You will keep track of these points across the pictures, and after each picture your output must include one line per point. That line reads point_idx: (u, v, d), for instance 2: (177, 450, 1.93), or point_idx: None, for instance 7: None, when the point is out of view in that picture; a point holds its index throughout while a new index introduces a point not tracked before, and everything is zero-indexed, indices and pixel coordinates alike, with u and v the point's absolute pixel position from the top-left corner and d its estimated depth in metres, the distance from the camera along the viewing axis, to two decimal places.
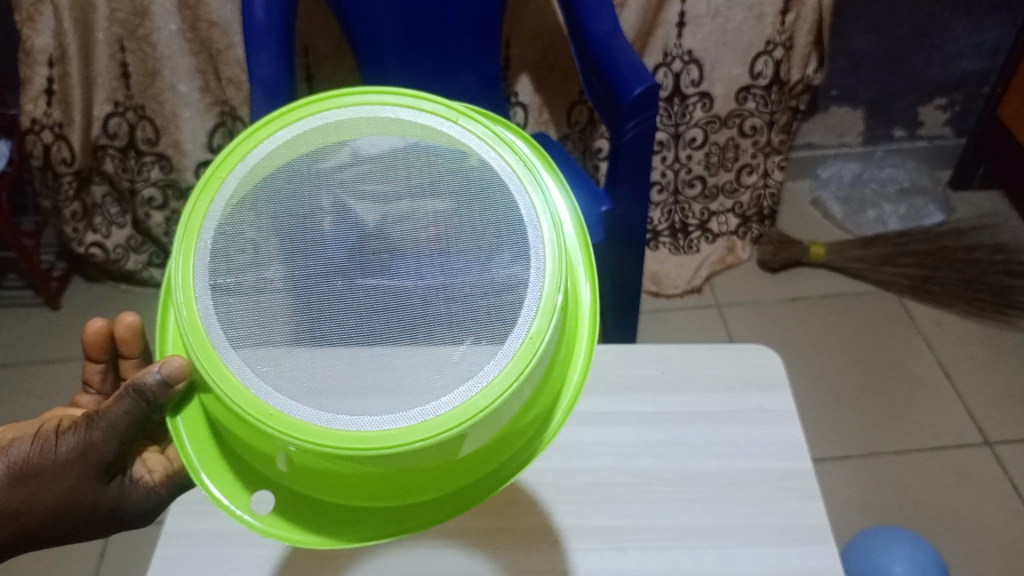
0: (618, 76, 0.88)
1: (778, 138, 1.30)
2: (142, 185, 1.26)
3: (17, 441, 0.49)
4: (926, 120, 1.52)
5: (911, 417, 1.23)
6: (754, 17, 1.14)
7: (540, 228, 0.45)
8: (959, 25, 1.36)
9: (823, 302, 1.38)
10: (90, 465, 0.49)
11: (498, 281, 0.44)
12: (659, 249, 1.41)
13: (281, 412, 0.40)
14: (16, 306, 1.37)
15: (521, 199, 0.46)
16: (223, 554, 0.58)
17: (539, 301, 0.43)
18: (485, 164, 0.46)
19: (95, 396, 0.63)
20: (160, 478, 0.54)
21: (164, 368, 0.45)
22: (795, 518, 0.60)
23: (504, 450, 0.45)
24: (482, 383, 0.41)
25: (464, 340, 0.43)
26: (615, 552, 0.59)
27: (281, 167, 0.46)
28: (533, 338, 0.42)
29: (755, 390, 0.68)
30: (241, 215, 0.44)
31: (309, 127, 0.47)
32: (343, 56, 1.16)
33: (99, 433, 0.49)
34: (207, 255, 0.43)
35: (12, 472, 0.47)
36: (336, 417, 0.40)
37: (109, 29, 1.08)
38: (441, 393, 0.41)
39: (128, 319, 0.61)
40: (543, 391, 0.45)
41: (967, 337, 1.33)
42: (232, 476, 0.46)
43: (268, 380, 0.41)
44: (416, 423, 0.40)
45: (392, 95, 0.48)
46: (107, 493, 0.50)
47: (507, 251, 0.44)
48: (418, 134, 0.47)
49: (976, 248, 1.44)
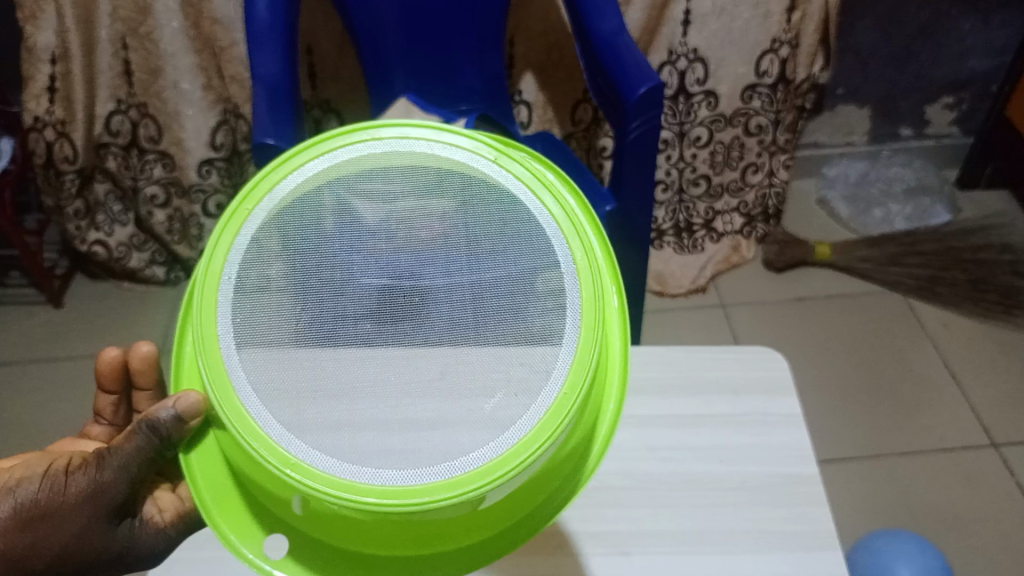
0: (623, 74, 0.87)
1: (783, 137, 1.29)
2: (144, 184, 1.25)
3: (24, 480, 0.48)
4: (933, 119, 1.51)
5: (917, 420, 1.22)
6: (760, 15, 1.13)
7: (577, 280, 0.45)
8: (967, 23, 1.35)
9: (827, 303, 1.37)
10: (100, 507, 0.49)
11: (534, 331, 0.44)
12: (664, 249, 1.40)
13: (304, 462, 0.40)
14: (17, 303, 1.36)
15: (560, 245, 0.46)
16: (224, 553, 0.58)
17: (574, 353, 0.43)
18: (522, 207, 0.47)
19: (106, 427, 0.64)
20: (170, 519, 0.54)
21: (178, 404, 0.45)
22: (800, 523, 0.60)
23: (532, 497, 0.46)
24: (514, 438, 0.41)
25: (497, 392, 0.42)
26: (616, 557, 0.59)
27: (307, 199, 0.46)
28: (568, 391, 0.42)
29: (759, 393, 0.67)
30: (266, 248, 0.45)
31: (339, 159, 0.47)
32: (346, 54, 1.15)
33: (110, 472, 0.49)
34: (230, 292, 0.44)
35: (18, 515, 0.47)
36: (358, 469, 0.40)
37: (111, 27, 1.07)
38: (470, 448, 0.40)
39: (144, 349, 0.60)
40: (571, 442, 0.46)
41: (974, 338, 1.32)
42: (247, 520, 0.46)
43: (290, 429, 0.41)
44: (443, 478, 0.40)
45: (429, 130, 0.49)
46: (116, 535, 0.50)
47: (544, 298, 0.45)
48: (454, 169, 0.48)
49: (983, 248, 1.43)
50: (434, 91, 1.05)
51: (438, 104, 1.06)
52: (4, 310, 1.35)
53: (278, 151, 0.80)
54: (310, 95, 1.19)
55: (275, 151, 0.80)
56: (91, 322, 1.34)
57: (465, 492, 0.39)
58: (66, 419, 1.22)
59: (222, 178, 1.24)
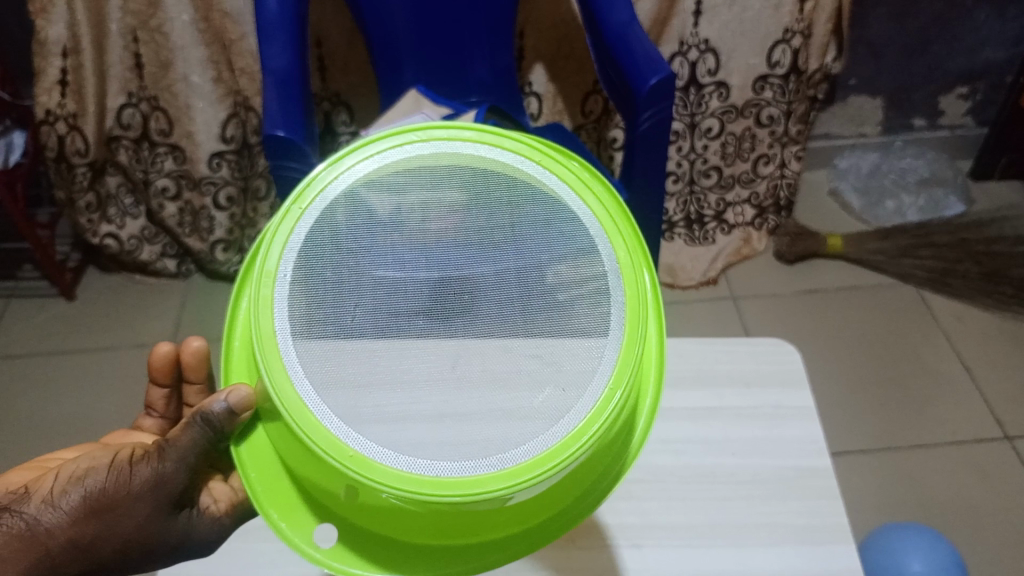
0: (634, 66, 0.87)
1: (795, 128, 1.28)
2: (155, 176, 1.25)
3: (91, 471, 0.48)
4: (947, 110, 1.50)
5: (930, 412, 1.21)
6: (772, 6, 1.12)
7: (620, 278, 0.45)
8: (982, 13, 1.34)
9: (839, 295, 1.37)
10: (161, 499, 0.48)
11: (578, 329, 0.44)
12: (675, 240, 1.39)
13: (363, 455, 0.40)
14: (30, 295, 1.37)
15: (603, 245, 0.46)
16: (241, 544, 0.59)
17: (619, 351, 0.43)
18: (565, 207, 0.48)
19: (157, 420, 0.64)
20: (226, 508, 0.53)
21: (230, 397, 0.46)
22: (816, 517, 0.59)
23: (569, 492, 0.47)
24: (563, 433, 0.41)
25: (543, 388, 0.42)
26: (629, 550, 0.59)
27: (358, 198, 0.47)
28: (613, 389, 0.42)
29: (773, 386, 0.67)
30: (319, 246, 0.45)
31: (388, 160, 0.48)
32: (355, 45, 1.15)
33: (171, 463, 0.49)
34: (285, 288, 0.44)
35: (86, 504, 0.46)
36: (413, 462, 0.40)
37: (122, 20, 1.08)
38: (521, 442, 0.41)
39: (195, 344, 0.61)
40: (609, 440, 0.47)
41: (988, 331, 1.31)
42: (297, 509, 0.47)
43: (349, 423, 0.41)
44: (496, 470, 0.40)
45: (475, 131, 0.49)
46: (174, 526, 0.49)
47: (585, 295, 0.45)
48: (499, 169, 0.48)
49: (998, 240, 1.41)
50: (445, 84, 1.05)
51: (447, 96, 1.06)
52: (18, 303, 1.36)
53: (290, 143, 0.79)
54: (320, 88, 1.19)
55: (287, 144, 0.79)
56: (105, 315, 1.35)
57: (519, 483, 0.40)
58: (79, 412, 1.22)
59: (232, 170, 1.25)
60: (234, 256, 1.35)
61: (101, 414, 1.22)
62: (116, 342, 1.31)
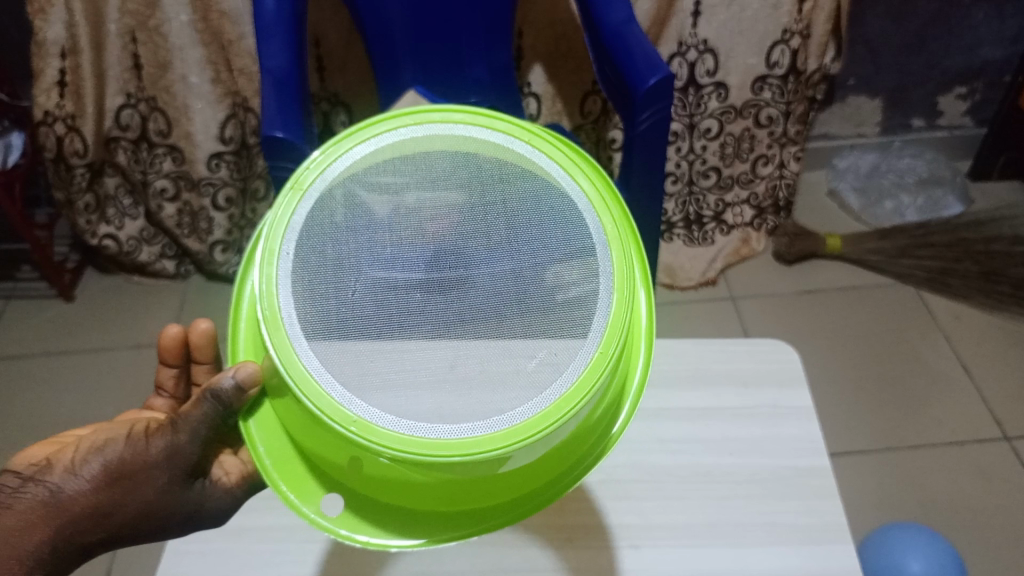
0: (632, 66, 0.86)
1: (794, 128, 1.28)
2: (154, 177, 1.25)
3: (107, 441, 0.48)
4: (945, 109, 1.50)
5: (929, 412, 1.21)
6: (770, 6, 1.12)
7: (610, 246, 0.46)
8: (980, 12, 1.34)
9: (837, 295, 1.37)
10: (177, 469, 0.49)
11: (569, 298, 0.45)
12: (674, 241, 1.39)
13: (365, 420, 0.40)
14: (28, 296, 1.37)
15: (594, 217, 0.47)
16: (236, 544, 0.58)
17: (610, 315, 0.44)
18: (556, 182, 0.48)
19: (167, 401, 0.63)
20: (237, 480, 0.53)
21: (238, 373, 0.47)
22: (813, 516, 0.59)
23: (566, 458, 0.47)
24: (557, 394, 0.42)
25: (537, 353, 0.43)
26: (627, 550, 0.59)
27: (355, 179, 0.47)
28: (605, 350, 0.43)
29: (771, 385, 0.67)
30: (318, 225, 0.46)
31: (383, 142, 0.49)
32: (354, 45, 1.15)
33: (184, 434, 0.49)
34: (286, 264, 0.44)
35: (105, 473, 0.46)
36: (414, 425, 0.41)
37: (120, 21, 1.08)
38: (516, 405, 0.41)
39: (204, 325, 0.62)
40: (602, 407, 0.47)
41: (987, 330, 1.31)
42: (305, 480, 0.47)
43: (351, 389, 0.41)
44: (494, 431, 0.41)
45: (468, 111, 0.50)
46: (188, 497, 0.49)
47: (577, 265, 0.46)
48: (492, 147, 0.49)
49: (996, 239, 1.41)
50: (444, 85, 1.05)
51: (446, 96, 1.06)
52: (16, 304, 1.36)
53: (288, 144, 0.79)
54: (318, 88, 1.19)
55: (286, 144, 0.79)
56: (103, 316, 1.34)
57: (517, 442, 0.40)
58: (77, 412, 1.22)
59: (232, 171, 1.25)
60: (233, 256, 1.35)
61: (99, 414, 1.21)
62: (114, 343, 1.31)
